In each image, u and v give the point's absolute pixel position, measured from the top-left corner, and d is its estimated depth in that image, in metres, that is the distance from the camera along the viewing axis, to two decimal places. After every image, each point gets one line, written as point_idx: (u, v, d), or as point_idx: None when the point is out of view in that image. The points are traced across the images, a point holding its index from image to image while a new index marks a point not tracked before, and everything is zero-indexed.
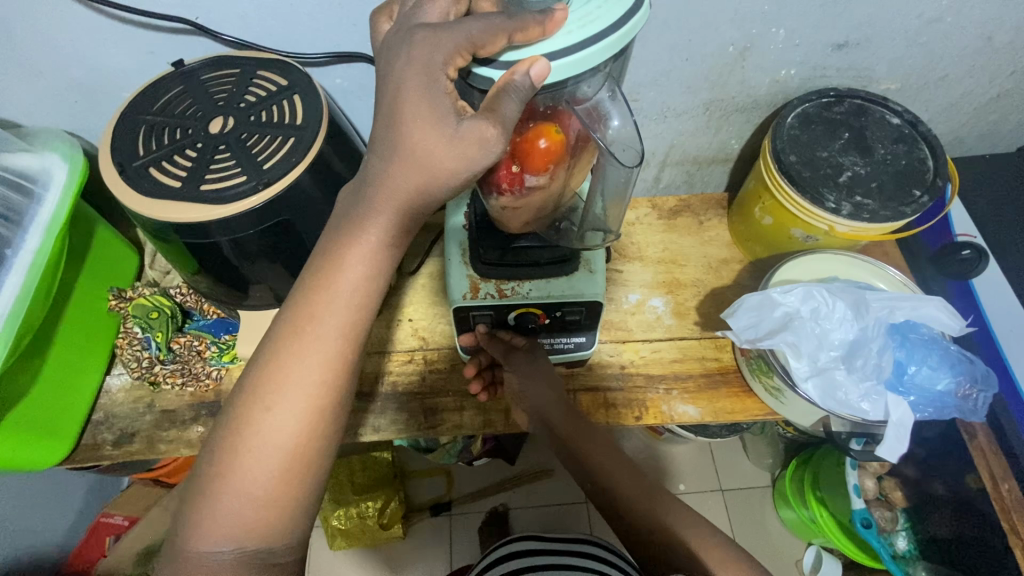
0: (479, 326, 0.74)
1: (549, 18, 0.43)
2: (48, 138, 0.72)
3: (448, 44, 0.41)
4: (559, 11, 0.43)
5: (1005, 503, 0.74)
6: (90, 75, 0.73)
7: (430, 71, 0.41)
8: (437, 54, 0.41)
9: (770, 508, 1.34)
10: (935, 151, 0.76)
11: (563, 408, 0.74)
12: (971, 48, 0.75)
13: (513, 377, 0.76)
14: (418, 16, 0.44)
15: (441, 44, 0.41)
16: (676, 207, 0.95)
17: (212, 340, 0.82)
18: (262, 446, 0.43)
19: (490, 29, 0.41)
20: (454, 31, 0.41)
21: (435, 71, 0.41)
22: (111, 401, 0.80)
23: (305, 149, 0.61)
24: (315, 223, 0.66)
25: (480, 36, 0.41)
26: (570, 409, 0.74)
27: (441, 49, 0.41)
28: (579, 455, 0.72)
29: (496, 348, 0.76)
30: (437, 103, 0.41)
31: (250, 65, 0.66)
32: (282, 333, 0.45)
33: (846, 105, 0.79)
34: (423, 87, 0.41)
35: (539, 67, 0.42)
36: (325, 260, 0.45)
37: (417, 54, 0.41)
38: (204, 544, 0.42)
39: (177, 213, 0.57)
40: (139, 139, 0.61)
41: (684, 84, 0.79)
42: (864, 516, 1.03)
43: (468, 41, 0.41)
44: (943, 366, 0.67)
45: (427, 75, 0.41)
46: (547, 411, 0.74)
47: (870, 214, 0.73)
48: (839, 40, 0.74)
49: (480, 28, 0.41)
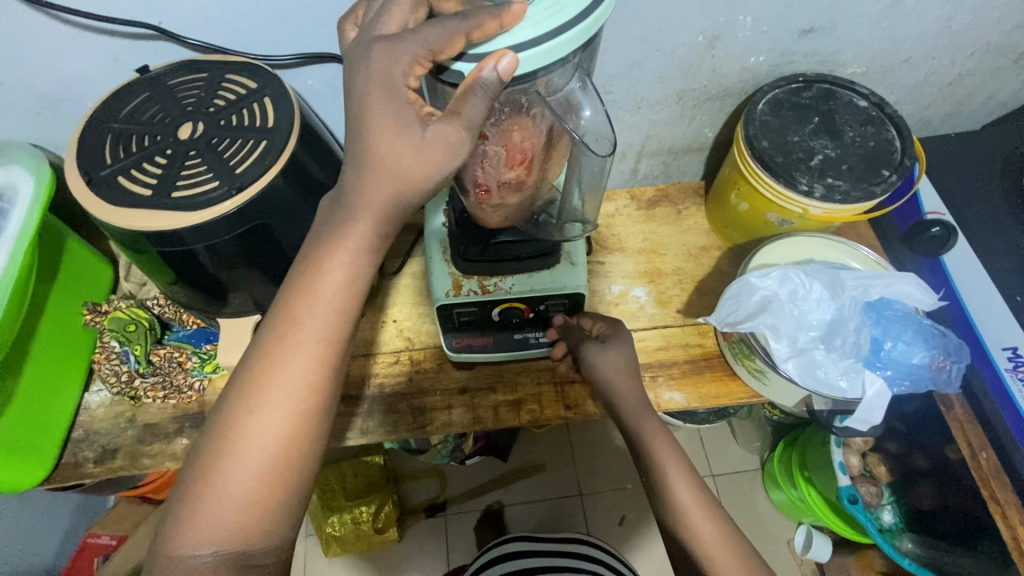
0: (557, 317, 0.74)
1: (505, 11, 0.43)
2: (13, 151, 0.70)
3: (406, 55, 0.41)
4: (516, 4, 0.43)
5: (983, 471, 0.76)
6: (52, 86, 0.71)
7: (391, 84, 0.42)
8: (397, 65, 0.41)
9: (760, 490, 1.36)
10: (901, 132, 0.78)
11: (641, 392, 0.70)
12: (931, 30, 0.77)
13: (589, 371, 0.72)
14: (378, 25, 0.44)
15: (399, 54, 0.41)
16: (655, 197, 0.96)
17: (192, 351, 0.81)
18: (244, 450, 0.43)
19: (446, 33, 0.41)
20: (411, 40, 0.41)
21: (395, 82, 0.42)
22: (91, 418, 0.79)
23: (278, 151, 0.60)
24: (291, 228, 0.65)
25: (438, 42, 0.41)
26: (642, 405, 0.70)
27: (400, 61, 0.41)
28: (639, 453, 0.66)
29: (573, 338, 0.75)
30: (402, 114, 0.42)
31: (217, 69, 0.65)
32: (266, 339, 0.45)
33: (815, 90, 0.81)
34: (391, 93, 0.41)
35: (506, 61, 0.41)
36: (307, 266, 0.45)
37: (376, 69, 0.42)
38: (185, 547, 0.42)
39: (150, 221, 0.56)
40: (106, 149, 0.60)
41: (656, 75, 0.79)
42: (851, 493, 1.05)
43: (426, 48, 0.41)
44: (917, 341, 0.69)
45: (389, 88, 0.42)
46: (627, 408, 0.69)
47: (842, 195, 0.75)
48: (804, 26, 0.75)
49: (438, 34, 0.41)
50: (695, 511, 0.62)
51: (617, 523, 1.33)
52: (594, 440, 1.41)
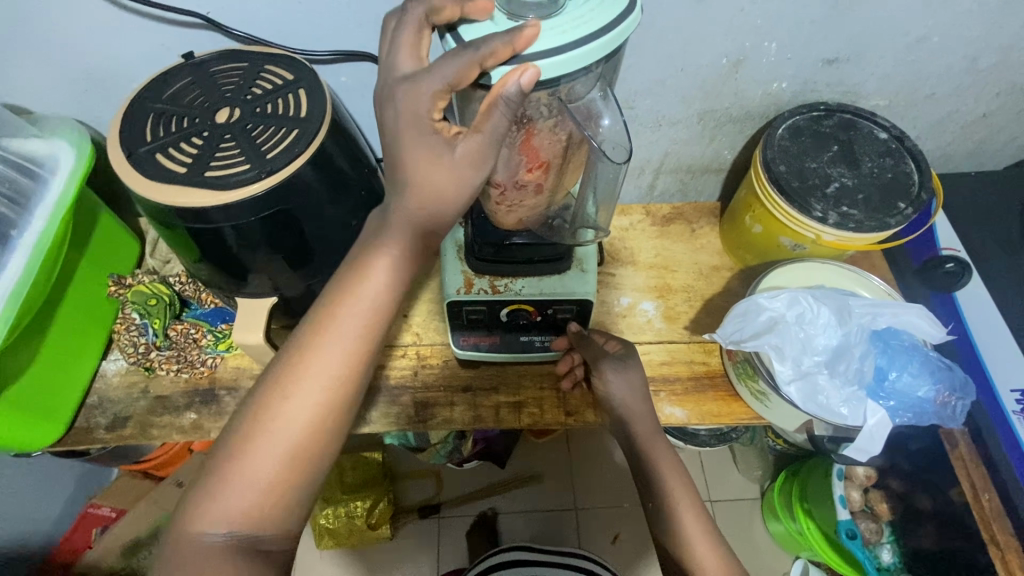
0: (573, 326, 0.75)
1: (517, 37, 0.44)
2: (57, 125, 0.74)
3: (427, 94, 0.44)
4: (528, 28, 0.44)
5: (985, 514, 0.74)
6: (100, 65, 0.75)
7: (418, 121, 0.45)
8: (421, 103, 0.45)
9: (758, 520, 1.35)
10: (920, 165, 0.79)
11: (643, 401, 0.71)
12: (956, 68, 0.78)
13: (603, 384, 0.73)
14: (398, 63, 0.47)
15: (421, 93, 0.44)
16: (670, 214, 0.98)
17: (208, 329, 0.84)
18: (271, 434, 0.46)
19: (463, 66, 0.43)
20: (430, 77, 0.44)
21: (421, 118, 0.45)
22: (106, 385, 0.82)
23: (308, 140, 0.63)
24: (315, 216, 0.68)
25: (455, 77, 0.44)
26: (642, 415, 0.70)
27: (423, 99, 0.45)
28: None
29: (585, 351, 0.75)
30: (430, 143, 0.46)
31: (257, 59, 0.68)
32: (307, 332, 0.49)
33: (836, 119, 0.81)
34: (416, 128, 0.46)
35: (528, 75, 0.43)
36: (354, 269, 0.50)
37: (404, 108, 0.45)
38: (203, 523, 0.44)
39: (183, 197, 0.59)
40: (147, 127, 0.63)
41: (678, 94, 0.81)
42: (849, 528, 1.09)
43: (446, 83, 0.44)
44: (922, 373, 0.69)
45: (417, 123, 0.45)
46: (631, 420, 0.70)
47: (856, 224, 0.75)
48: (828, 56, 0.76)
49: (454, 70, 0.43)
50: (687, 524, 0.62)
51: (610, 541, 1.32)
52: (593, 454, 1.40)
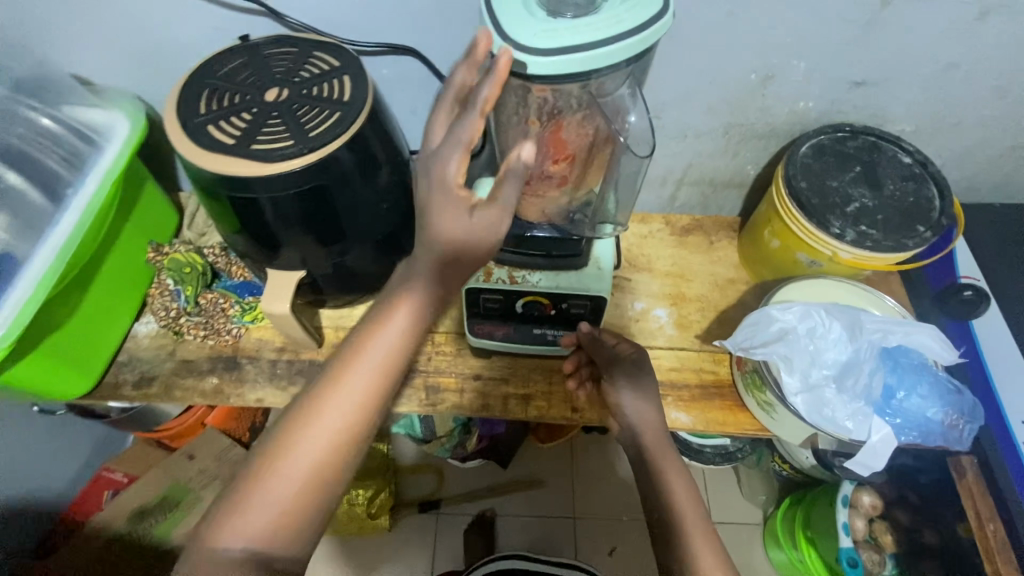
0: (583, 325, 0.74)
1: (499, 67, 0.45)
2: (116, 96, 0.79)
3: (455, 163, 0.46)
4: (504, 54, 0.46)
5: (989, 545, 0.73)
6: (161, 43, 0.80)
7: (446, 188, 0.46)
8: (449, 172, 0.46)
9: (758, 547, 1.32)
10: (943, 191, 0.79)
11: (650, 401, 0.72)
12: (984, 98, 0.79)
13: (614, 388, 0.72)
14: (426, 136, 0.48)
15: (449, 162, 0.46)
16: (689, 225, 0.99)
17: (236, 300, 0.88)
18: (293, 458, 0.48)
19: (472, 126, 0.45)
20: (452, 147, 0.46)
21: (450, 186, 0.46)
22: (137, 345, 0.86)
23: (349, 123, 0.66)
24: (348, 197, 0.71)
25: (470, 140, 0.46)
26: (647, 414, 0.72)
27: (451, 168, 0.46)
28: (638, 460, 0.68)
29: (597, 351, 0.74)
30: (457, 209, 0.47)
31: (307, 46, 0.72)
32: (334, 363, 0.52)
33: (861, 141, 0.83)
34: (446, 195, 0.47)
35: (528, 150, 0.48)
36: (380, 306, 0.53)
37: (434, 178, 0.46)
38: (221, 540, 0.45)
39: (228, 166, 0.63)
40: (201, 101, 0.67)
41: (705, 106, 0.83)
42: (851, 556, 1.07)
43: (465, 148, 0.46)
44: (931, 396, 0.69)
45: (446, 192, 0.46)
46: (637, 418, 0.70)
47: (874, 243, 0.76)
48: (856, 78, 0.78)
49: (469, 133, 0.46)
50: None
51: (606, 553, 1.32)
52: (596, 464, 1.41)
